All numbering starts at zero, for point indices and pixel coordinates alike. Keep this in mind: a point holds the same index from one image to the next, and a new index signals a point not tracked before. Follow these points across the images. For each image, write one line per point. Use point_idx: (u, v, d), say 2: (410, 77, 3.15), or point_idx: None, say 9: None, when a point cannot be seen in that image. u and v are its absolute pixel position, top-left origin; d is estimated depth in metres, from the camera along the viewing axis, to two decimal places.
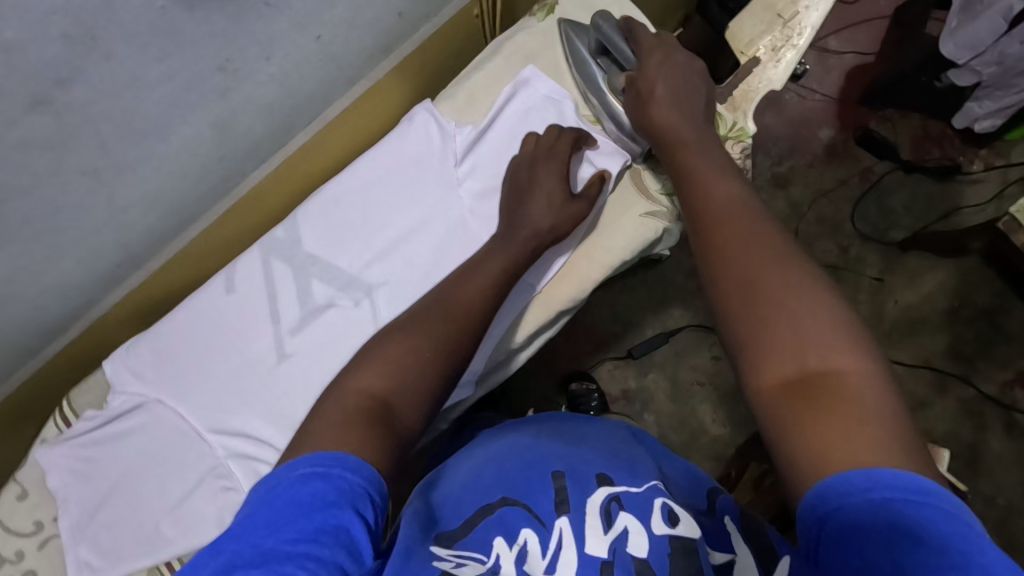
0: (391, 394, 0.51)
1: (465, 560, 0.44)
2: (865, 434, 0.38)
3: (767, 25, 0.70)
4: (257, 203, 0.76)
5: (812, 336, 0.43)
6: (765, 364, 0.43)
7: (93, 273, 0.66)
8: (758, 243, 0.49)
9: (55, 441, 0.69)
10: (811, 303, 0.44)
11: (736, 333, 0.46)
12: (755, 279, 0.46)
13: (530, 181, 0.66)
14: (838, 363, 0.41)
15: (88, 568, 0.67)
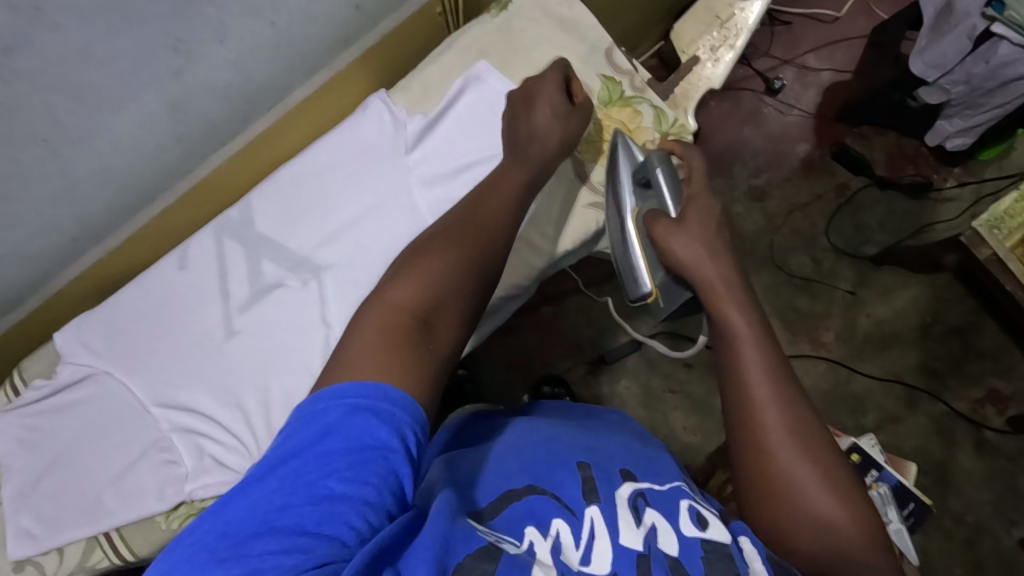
0: (427, 306, 0.48)
1: (503, 538, 0.43)
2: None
3: (707, 27, 0.77)
4: (219, 188, 0.79)
5: (830, 519, 0.47)
6: (775, 514, 0.49)
7: (49, 245, 0.68)
8: (783, 408, 0.50)
9: (4, 409, 0.71)
10: (831, 482, 0.48)
11: (758, 502, 0.50)
12: (778, 454, 0.49)
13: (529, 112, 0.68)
14: (851, 541, 0.46)
15: (28, 537, 0.68)
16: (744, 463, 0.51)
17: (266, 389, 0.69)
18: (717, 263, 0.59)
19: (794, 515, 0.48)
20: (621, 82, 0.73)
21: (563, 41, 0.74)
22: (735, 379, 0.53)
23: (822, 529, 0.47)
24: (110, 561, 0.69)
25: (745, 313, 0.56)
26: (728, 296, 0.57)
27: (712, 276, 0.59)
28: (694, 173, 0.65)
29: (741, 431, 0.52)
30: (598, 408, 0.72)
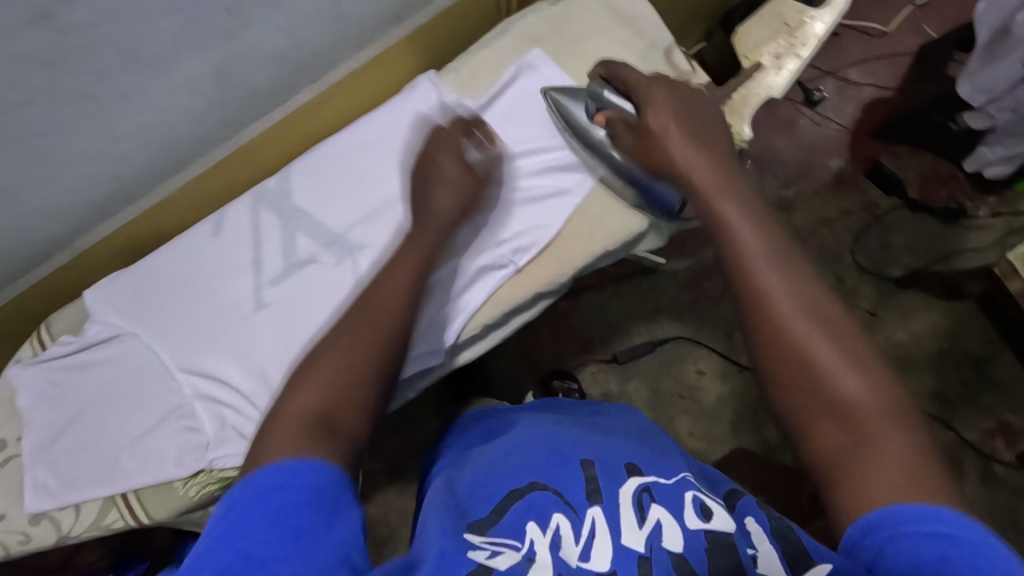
0: (338, 399, 0.48)
1: (500, 547, 0.44)
2: (907, 487, 0.38)
3: (773, 32, 0.70)
4: (257, 156, 0.77)
5: (854, 400, 0.42)
6: (800, 403, 0.44)
7: (84, 201, 0.68)
8: (794, 294, 0.47)
9: (30, 362, 0.71)
10: (854, 361, 0.44)
11: (779, 391, 0.45)
12: (797, 341, 0.45)
13: (436, 172, 0.66)
14: (880, 423, 0.41)
15: (45, 492, 0.68)
16: (763, 356, 0.47)
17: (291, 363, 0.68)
18: (700, 146, 0.58)
19: (818, 402, 0.43)
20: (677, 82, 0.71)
21: (619, 33, 0.72)
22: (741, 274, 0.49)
23: (846, 412, 0.42)
24: (126, 523, 0.68)
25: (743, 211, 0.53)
26: (717, 187, 0.55)
27: (702, 180, 0.56)
28: (660, 91, 0.62)
29: (756, 323, 0.47)
30: (594, 403, 0.72)
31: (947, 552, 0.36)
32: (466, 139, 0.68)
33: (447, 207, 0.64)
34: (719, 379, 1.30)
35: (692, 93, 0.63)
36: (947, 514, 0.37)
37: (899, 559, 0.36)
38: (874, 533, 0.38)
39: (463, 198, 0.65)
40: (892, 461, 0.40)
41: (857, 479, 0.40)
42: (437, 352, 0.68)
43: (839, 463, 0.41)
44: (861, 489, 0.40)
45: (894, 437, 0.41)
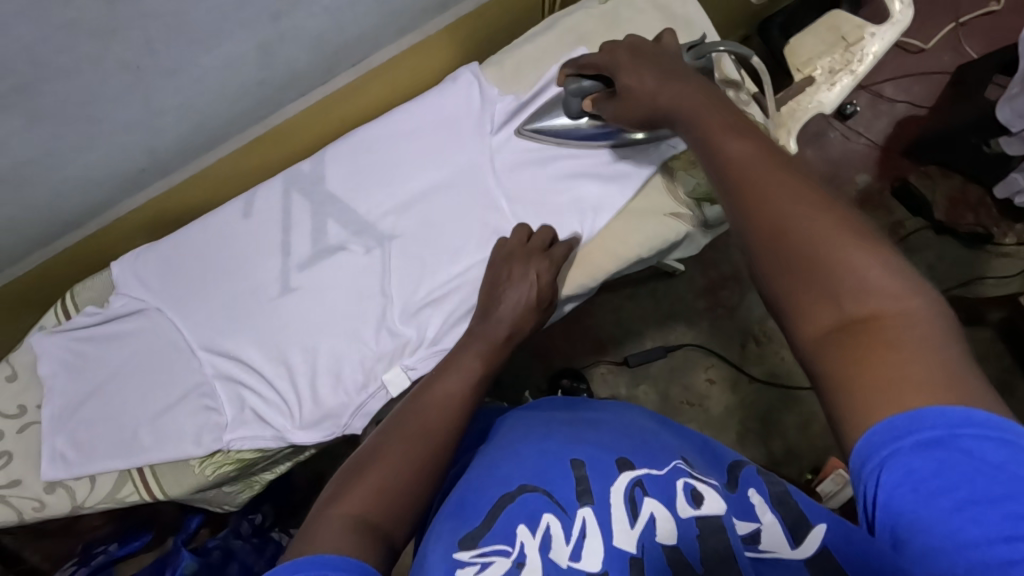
0: (384, 503, 0.44)
1: (490, 557, 0.43)
2: (926, 378, 0.31)
3: (828, 47, 0.68)
4: (290, 138, 0.76)
5: (875, 290, 0.34)
6: (815, 312, 0.35)
7: (117, 172, 0.67)
8: (773, 169, 0.40)
9: (53, 330, 0.70)
10: (868, 245, 0.36)
11: (773, 282, 0.38)
12: (788, 212, 0.38)
13: (506, 281, 0.63)
14: (888, 300, 0.33)
15: (62, 460, 0.68)
16: (753, 242, 0.39)
17: (315, 352, 0.68)
18: (677, 74, 0.52)
19: (815, 284, 0.35)
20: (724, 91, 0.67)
21: None
22: (715, 160, 0.44)
23: (844, 292, 0.35)
24: (140, 497, 0.68)
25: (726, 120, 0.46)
26: (694, 99, 0.49)
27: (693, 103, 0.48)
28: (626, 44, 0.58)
29: (739, 204, 0.41)
30: (602, 402, 0.68)
31: (970, 459, 0.29)
32: (545, 247, 0.65)
33: (510, 316, 0.61)
34: (729, 389, 1.29)
35: (663, 51, 0.57)
36: (978, 415, 0.29)
37: (917, 481, 0.29)
38: (882, 447, 0.30)
39: (530, 317, 0.62)
40: (904, 344, 0.32)
41: (867, 372, 0.32)
42: None
43: (844, 356, 0.33)
44: (871, 387, 0.31)
45: (911, 314, 0.33)
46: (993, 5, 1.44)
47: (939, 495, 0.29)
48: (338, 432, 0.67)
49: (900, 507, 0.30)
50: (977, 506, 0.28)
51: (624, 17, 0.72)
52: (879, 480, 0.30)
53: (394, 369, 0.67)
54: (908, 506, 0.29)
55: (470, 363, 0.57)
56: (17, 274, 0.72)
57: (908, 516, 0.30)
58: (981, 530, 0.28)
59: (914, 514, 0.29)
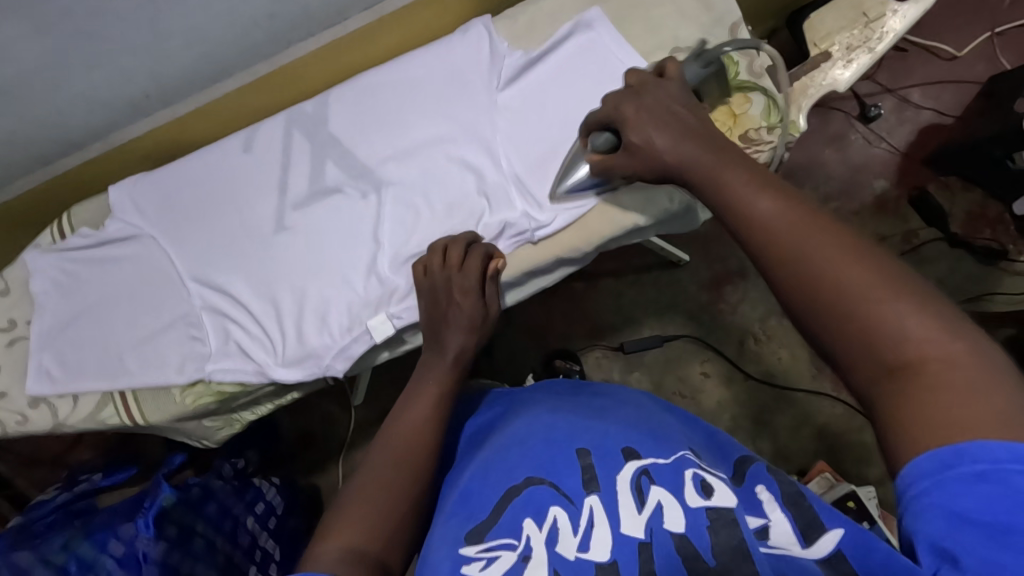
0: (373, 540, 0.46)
1: (497, 551, 0.45)
2: (978, 414, 0.32)
3: (849, 23, 0.66)
4: (297, 80, 0.76)
5: (913, 335, 0.35)
6: (862, 360, 0.37)
7: (123, 95, 0.67)
8: (801, 224, 0.40)
9: (48, 249, 0.71)
10: (899, 286, 0.36)
11: (819, 331, 0.39)
12: (828, 269, 0.38)
13: (448, 305, 0.62)
14: (940, 344, 0.34)
15: (48, 377, 0.69)
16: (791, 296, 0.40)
17: (303, 292, 0.68)
18: (671, 119, 0.51)
19: (860, 337, 0.36)
20: (738, 63, 0.65)
21: (687, 5, 0.68)
22: (740, 215, 0.43)
23: (895, 341, 0.35)
24: (120, 420, 0.69)
25: (736, 168, 0.45)
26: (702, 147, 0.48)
27: (694, 155, 0.47)
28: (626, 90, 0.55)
29: (760, 253, 0.41)
30: (607, 383, 0.71)
31: (1009, 491, 0.31)
32: (462, 256, 0.63)
33: (462, 330, 0.61)
34: (723, 385, 1.27)
35: (666, 92, 0.54)
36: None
37: (957, 510, 0.32)
38: (925, 477, 0.32)
39: (474, 337, 0.62)
40: (955, 385, 0.33)
41: (920, 415, 0.34)
42: None
43: (897, 400, 0.35)
44: (927, 428, 0.33)
45: (958, 356, 0.34)
46: None
47: (974, 521, 0.31)
48: (320, 373, 0.67)
49: (936, 532, 0.32)
50: (1008, 534, 0.31)
51: None
52: (918, 503, 0.33)
53: (380, 316, 0.66)
54: (941, 531, 0.32)
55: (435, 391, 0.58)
56: (27, 186, 0.75)
57: (940, 539, 0.32)
58: (1013, 555, 0.30)
59: (943, 536, 0.32)
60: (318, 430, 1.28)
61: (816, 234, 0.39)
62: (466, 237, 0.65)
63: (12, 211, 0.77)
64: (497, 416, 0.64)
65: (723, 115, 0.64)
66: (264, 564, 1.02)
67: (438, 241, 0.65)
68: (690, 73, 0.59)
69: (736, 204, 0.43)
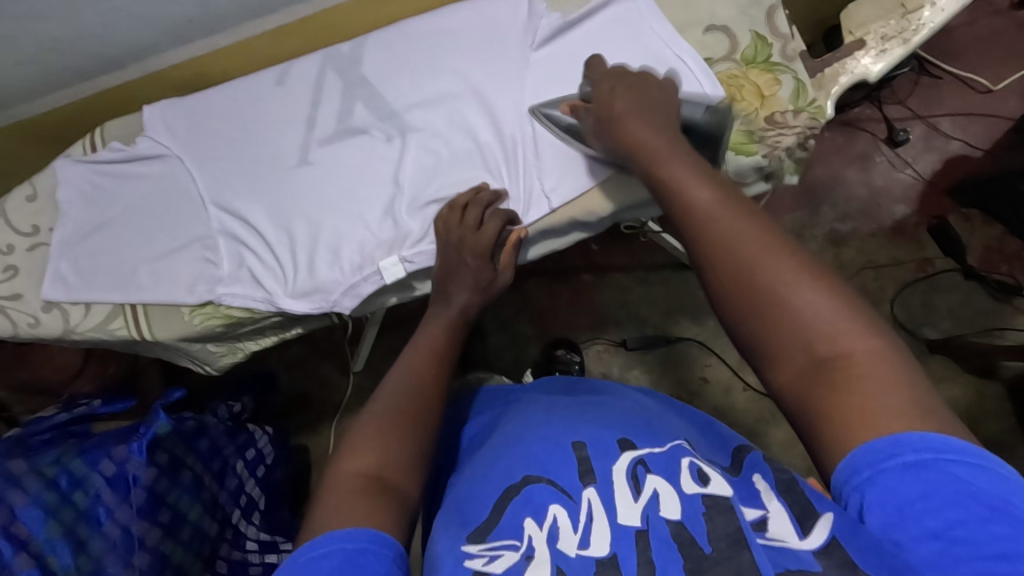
0: (390, 469, 0.46)
1: (499, 551, 0.42)
2: (898, 405, 0.38)
3: (885, 12, 0.64)
4: (337, 25, 0.77)
5: (822, 328, 0.42)
6: (782, 352, 0.43)
7: (166, 18, 0.69)
8: (743, 225, 0.47)
9: (78, 158, 0.73)
10: (817, 288, 0.43)
11: (751, 346, 0.45)
12: (755, 284, 0.44)
13: (458, 263, 0.65)
14: (849, 342, 0.41)
15: (63, 283, 0.70)
16: (729, 314, 0.47)
17: (318, 226, 0.69)
18: (643, 115, 0.57)
19: (777, 326, 0.43)
20: (771, 45, 0.66)
21: None
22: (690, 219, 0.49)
23: (813, 343, 0.42)
24: (128, 333, 0.70)
25: (694, 179, 0.51)
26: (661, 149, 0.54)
27: (659, 153, 0.54)
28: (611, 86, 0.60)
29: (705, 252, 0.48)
30: (600, 381, 0.69)
31: (946, 478, 0.35)
32: (480, 218, 0.65)
33: (469, 282, 0.65)
34: (722, 392, 1.27)
35: (649, 89, 0.60)
36: (953, 442, 0.36)
37: (902, 497, 0.36)
38: (866, 467, 0.37)
39: (478, 297, 0.65)
40: (862, 373, 0.39)
41: (833, 412, 0.39)
42: None
43: (809, 383, 0.41)
44: (843, 422, 0.38)
45: (858, 347, 0.40)
46: None
47: (916, 508, 0.35)
48: (326, 307, 0.68)
49: (886, 520, 0.36)
50: (952, 521, 0.34)
51: None
52: (862, 492, 0.37)
53: (392, 258, 0.68)
54: (892, 518, 0.36)
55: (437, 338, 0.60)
56: (64, 101, 0.77)
57: (895, 525, 0.36)
58: (960, 540, 0.34)
59: (893, 527, 0.36)
60: (314, 392, 1.28)
61: (753, 239, 0.46)
62: (487, 197, 0.66)
63: (46, 125, 0.79)
64: (495, 416, 0.62)
65: (750, 95, 0.66)
66: (248, 511, 1.03)
67: (454, 199, 0.67)
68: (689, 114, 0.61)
69: (689, 206, 0.50)
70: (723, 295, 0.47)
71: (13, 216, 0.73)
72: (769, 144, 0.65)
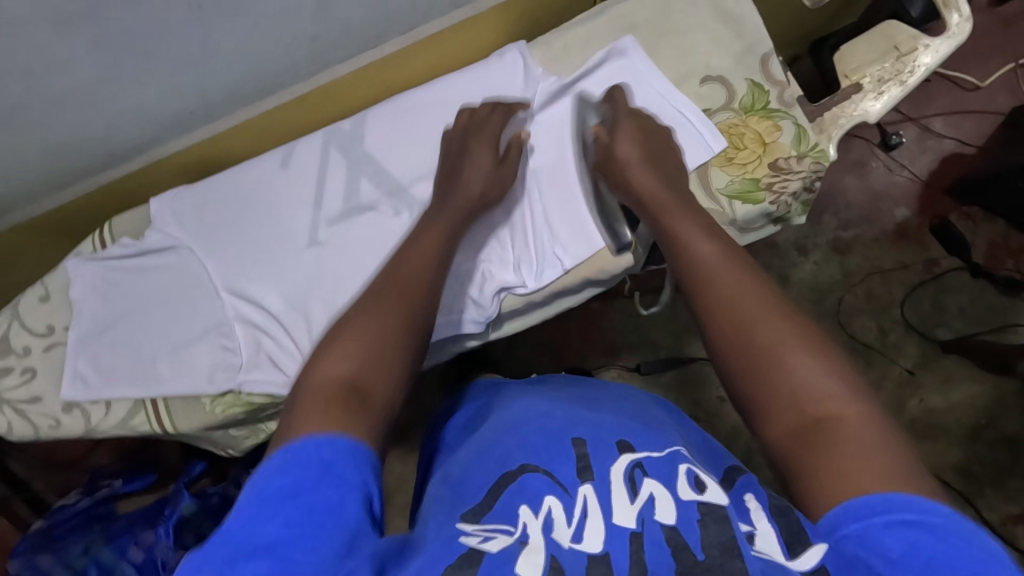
0: (364, 370, 0.47)
1: (493, 534, 0.41)
2: (885, 472, 0.37)
3: (880, 55, 0.65)
4: (335, 97, 0.78)
5: (810, 390, 0.43)
6: (774, 411, 0.44)
7: (168, 110, 0.69)
8: (746, 285, 0.50)
9: (89, 257, 0.73)
10: (815, 355, 0.44)
11: (743, 399, 0.46)
12: (752, 344, 0.46)
13: (461, 155, 0.67)
14: (838, 404, 0.42)
15: (82, 381, 0.70)
16: (722, 364, 0.48)
17: (334, 305, 0.69)
18: (661, 173, 0.62)
19: (767, 386, 0.45)
20: (768, 92, 0.67)
21: (721, 34, 0.69)
22: (693, 270, 0.53)
23: (804, 400, 0.43)
24: (151, 428, 0.70)
25: (708, 238, 0.55)
26: (674, 207, 0.58)
27: (670, 204, 0.59)
28: (628, 129, 0.66)
29: (703, 305, 0.51)
30: (600, 380, 0.72)
31: (939, 544, 0.34)
32: (489, 112, 0.69)
33: (468, 194, 0.65)
34: None
35: (656, 133, 0.66)
36: (950, 513, 0.35)
37: (889, 554, 0.35)
38: (856, 521, 0.36)
39: (489, 184, 0.66)
40: (856, 440, 0.39)
41: (819, 472, 0.39)
42: (480, 322, 0.68)
43: (797, 448, 0.41)
44: (828, 479, 0.39)
45: (850, 414, 0.41)
46: None
47: (905, 564, 0.34)
48: None
49: (870, 571, 0.35)
50: None
51: None
52: (849, 547, 0.36)
53: None
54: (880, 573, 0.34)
55: (436, 240, 0.60)
56: (67, 199, 0.77)
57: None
58: None
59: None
60: None
61: (753, 299, 0.48)
62: (506, 104, 0.70)
63: (49, 220, 0.79)
64: (487, 402, 0.64)
65: (751, 143, 0.66)
66: None
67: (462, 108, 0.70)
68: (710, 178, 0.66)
69: (694, 258, 0.53)
70: (717, 348, 0.49)
71: (27, 318, 0.73)
72: (775, 189, 0.65)
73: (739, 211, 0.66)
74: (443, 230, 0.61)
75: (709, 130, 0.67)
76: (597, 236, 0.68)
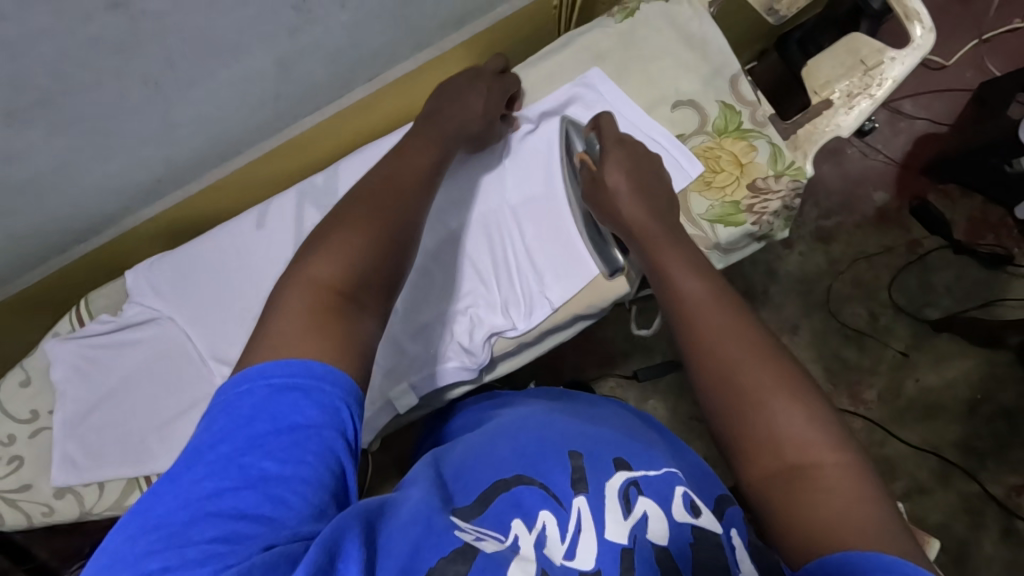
0: (352, 279, 0.46)
1: (484, 535, 0.43)
2: (860, 531, 0.37)
3: (847, 70, 0.66)
4: (305, 148, 0.77)
5: (793, 438, 0.42)
6: (755, 455, 0.43)
7: (135, 181, 0.68)
8: (736, 326, 0.49)
9: (66, 337, 0.71)
10: (801, 403, 0.44)
11: (724, 440, 0.46)
12: (736, 387, 0.45)
13: (466, 88, 0.67)
14: (820, 453, 0.41)
15: (72, 466, 0.68)
16: (707, 402, 0.47)
17: None
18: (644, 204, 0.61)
19: (749, 430, 0.44)
20: (740, 113, 0.68)
21: (686, 58, 0.70)
22: (680, 305, 0.52)
23: (784, 447, 0.42)
24: None
25: (695, 276, 0.53)
26: (660, 241, 0.57)
27: (653, 237, 0.58)
28: (617, 157, 0.63)
29: (688, 342, 0.50)
30: (588, 393, 0.74)
31: None
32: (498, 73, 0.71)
33: (455, 125, 0.64)
34: None
35: (646, 157, 0.64)
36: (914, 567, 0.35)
37: None
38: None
39: (487, 117, 0.67)
40: (834, 493, 0.39)
41: (797, 524, 0.39)
42: (473, 368, 0.67)
43: (776, 497, 0.41)
44: (805, 534, 0.39)
45: (832, 466, 0.41)
46: (1016, 21, 1.36)
47: None
48: None
49: None
50: None
51: (635, 22, 0.72)
52: None
53: (401, 387, 0.66)
54: None
55: (425, 156, 0.59)
56: (28, 282, 0.73)
57: None
58: None
59: None
60: None
61: (743, 341, 0.47)
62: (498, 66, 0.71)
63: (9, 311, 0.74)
64: (481, 415, 0.65)
65: (728, 164, 0.67)
66: None
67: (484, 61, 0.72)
68: (693, 204, 0.66)
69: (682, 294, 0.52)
70: (701, 387, 0.48)
71: (9, 406, 0.71)
72: (756, 211, 0.65)
73: (723, 235, 0.65)
74: (434, 150, 0.60)
75: (687, 154, 0.67)
76: (591, 262, 0.68)
